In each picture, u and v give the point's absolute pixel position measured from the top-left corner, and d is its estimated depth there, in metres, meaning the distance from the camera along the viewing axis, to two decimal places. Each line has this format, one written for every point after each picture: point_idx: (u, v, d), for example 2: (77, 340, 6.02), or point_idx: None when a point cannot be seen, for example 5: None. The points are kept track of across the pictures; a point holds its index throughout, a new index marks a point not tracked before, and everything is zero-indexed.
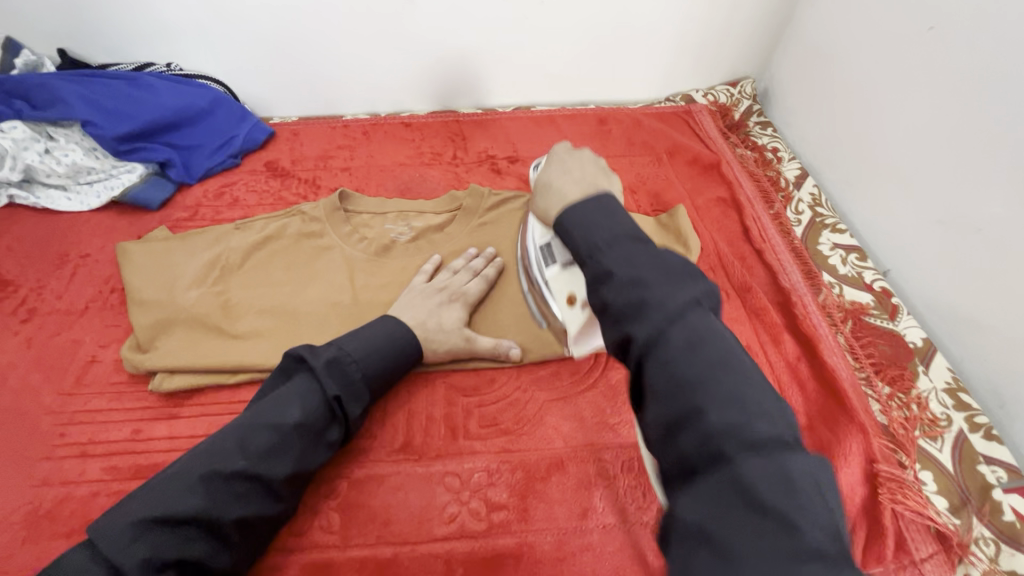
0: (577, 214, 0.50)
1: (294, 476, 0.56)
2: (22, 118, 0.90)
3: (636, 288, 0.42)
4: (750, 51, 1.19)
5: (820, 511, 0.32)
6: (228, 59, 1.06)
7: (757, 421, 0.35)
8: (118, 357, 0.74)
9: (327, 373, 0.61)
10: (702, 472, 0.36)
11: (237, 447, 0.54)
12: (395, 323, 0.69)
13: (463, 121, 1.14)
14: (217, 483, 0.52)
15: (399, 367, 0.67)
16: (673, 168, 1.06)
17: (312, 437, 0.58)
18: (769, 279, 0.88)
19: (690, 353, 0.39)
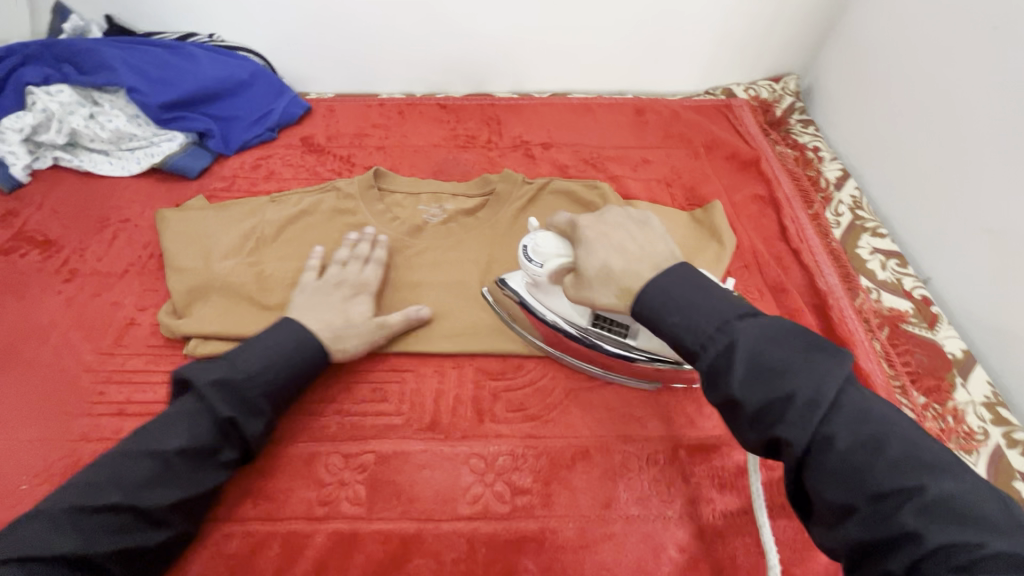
0: (665, 292, 0.51)
1: (178, 503, 0.54)
2: (69, 81, 0.91)
3: (771, 383, 0.44)
4: (796, 46, 1.16)
5: (981, 496, 0.38)
6: (269, 32, 1.06)
7: (964, 521, 0.37)
8: (155, 321, 0.76)
9: (213, 395, 0.57)
10: (893, 534, 0.38)
11: (111, 480, 0.52)
12: (292, 330, 0.65)
13: (499, 106, 1.12)
14: (84, 518, 0.50)
15: (301, 383, 0.64)
16: (710, 162, 1.04)
17: (197, 462, 0.56)
18: (806, 280, 0.86)
19: (881, 448, 0.40)
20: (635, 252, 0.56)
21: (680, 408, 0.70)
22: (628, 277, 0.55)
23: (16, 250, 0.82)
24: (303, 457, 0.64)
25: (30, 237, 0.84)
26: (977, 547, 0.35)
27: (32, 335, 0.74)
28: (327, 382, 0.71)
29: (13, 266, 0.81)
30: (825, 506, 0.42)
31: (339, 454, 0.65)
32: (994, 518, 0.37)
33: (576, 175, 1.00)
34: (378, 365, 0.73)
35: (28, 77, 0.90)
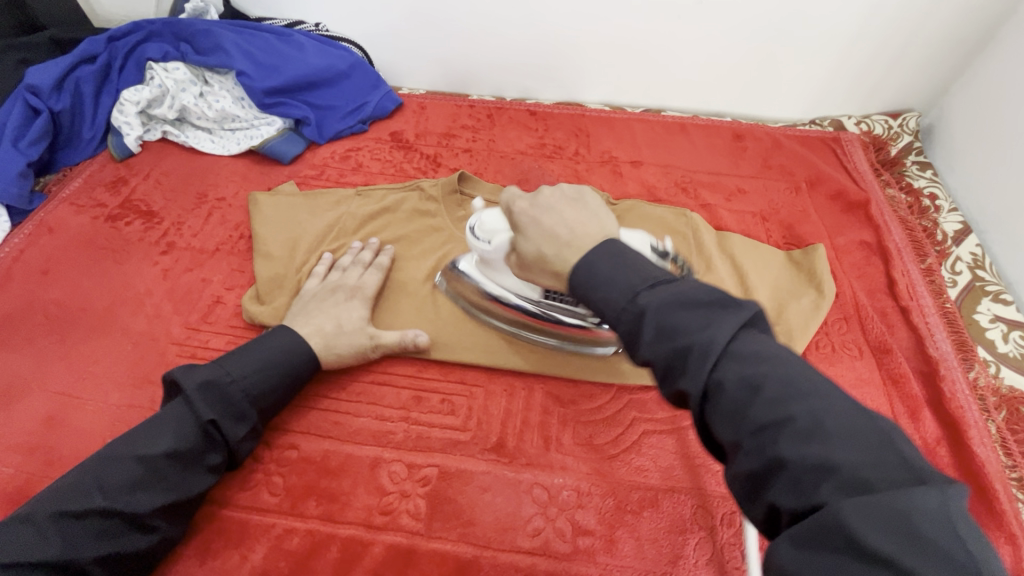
0: (591, 271, 0.45)
1: (167, 506, 0.54)
2: (185, 59, 0.95)
3: (673, 340, 0.38)
4: (921, 81, 1.06)
5: (888, 451, 0.31)
6: (373, 25, 1.07)
7: (850, 444, 0.32)
8: (239, 302, 0.78)
9: (199, 396, 0.58)
10: (784, 487, 0.33)
11: (93, 485, 0.52)
12: (285, 337, 0.65)
13: (590, 117, 1.09)
14: (68, 523, 0.50)
15: (291, 385, 0.64)
16: (812, 200, 0.97)
17: (186, 464, 0.56)
18: (913, 343, 0.78)
19: (768, 384, 0.35)
20: (569, 230, 0.51)
21: None
22: (557, 260, 0.51)
23: (122, 218, 0.87)
24: (367, 461, 0.64)
25: (135, 206, 0.89)
26: (855, 470, 0.31)
27: (128, 301, 0.77)
28: (397, 387, 0.70)
29: (118, 233, 0.85)
30: (727, 453, 0.37)
31: (402, 463, 0.64)
32: (881, 439, 0.32)
33: (666, 199, 0.96)
34: (447, 376, 0.71)
35: (149, 53, 0.95)
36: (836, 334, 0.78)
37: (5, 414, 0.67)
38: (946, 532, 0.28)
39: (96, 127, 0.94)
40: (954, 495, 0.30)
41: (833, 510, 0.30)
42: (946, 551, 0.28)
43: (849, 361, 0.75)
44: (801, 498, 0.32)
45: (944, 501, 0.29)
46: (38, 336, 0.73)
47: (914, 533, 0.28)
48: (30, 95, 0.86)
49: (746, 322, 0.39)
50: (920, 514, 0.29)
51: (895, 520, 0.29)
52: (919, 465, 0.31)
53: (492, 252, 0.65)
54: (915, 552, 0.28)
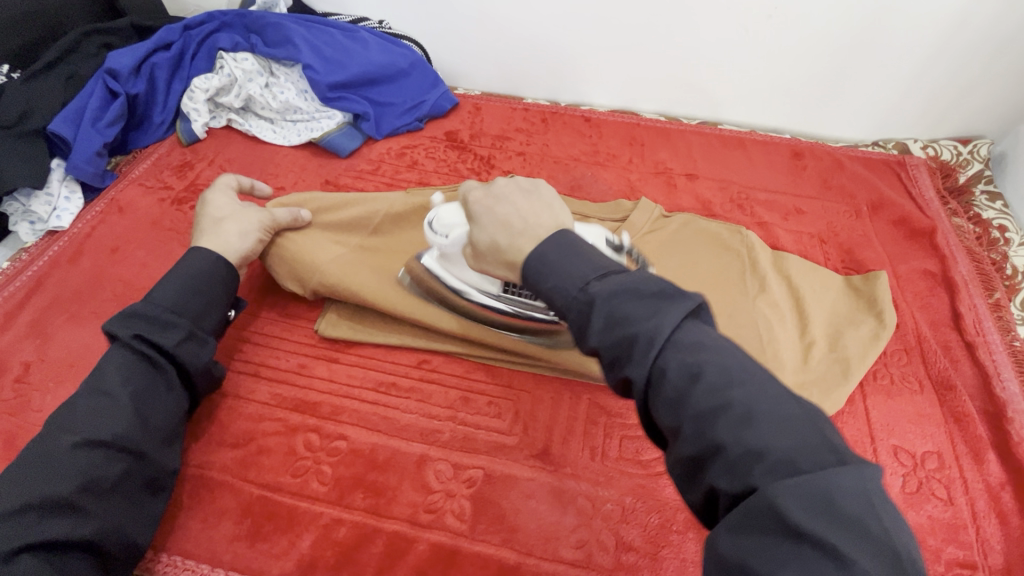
0: (542, 260, 0.45)
1: (136, 427, 0.55)
2: (255, 51, 0.98)
3: (621, 329, 0.39)
4: (996, 108, 1.01)
5: (816, 435, 0.34)
6: (435, 24, 1.08)
7: (780, 428, 0.34)
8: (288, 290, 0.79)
9: (126, 326, 0.59)
10: (721, 473, 0.34)
11: (59, 428, 0.53)
12: (205, 261, 0.65)
13: (645, 127, 1.08)
14: (45, 462, 0.51)
15: (218, 293, 0.65)
16: (873, 224, 0.94)
17: (141, 386, 0.57)
18: (978, 381, 0.75)
19: (710, 372, 0.37)
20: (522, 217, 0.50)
21: None
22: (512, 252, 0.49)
23: (187, 202, 0.90)
24: (413, 458, 0.64)
25: (200, 190, 0.91)
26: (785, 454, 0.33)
27: None
28: (445, 387, 0.71)
29: (183, 216, 0.88)
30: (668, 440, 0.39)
31: (447, 462, 0.64)
32: (810, 425, 0.34)
33: (721, 215, 0.94)
34: (495, 379, 0.71)
35: (221, 43, 0.98)
36: (896, 366, 0.75)
37: (73, 383, 0.70)
38: (864, 508, 0.31)
39: (167, 112, 0.98)
40: (871, 475, 0.32)
41: (765, 493, 0.32)
42: (866, 527, 0.31)
43: (908, 394, 0.73)
44: (738, 483, 0.34)
45: (861, 480, 0.32)
46: (106, 311, 0.76)
47: (835, 511, 0.31)
48: (110, 78, 0.90)
49: (690, 312, 0.40)
50: (846, 499, 0.31)
51: (818, 500, 0.31)
52: (845, 449, 0.34)
53: (449, 245, 0.65)
54: (846, 529, 0.31)
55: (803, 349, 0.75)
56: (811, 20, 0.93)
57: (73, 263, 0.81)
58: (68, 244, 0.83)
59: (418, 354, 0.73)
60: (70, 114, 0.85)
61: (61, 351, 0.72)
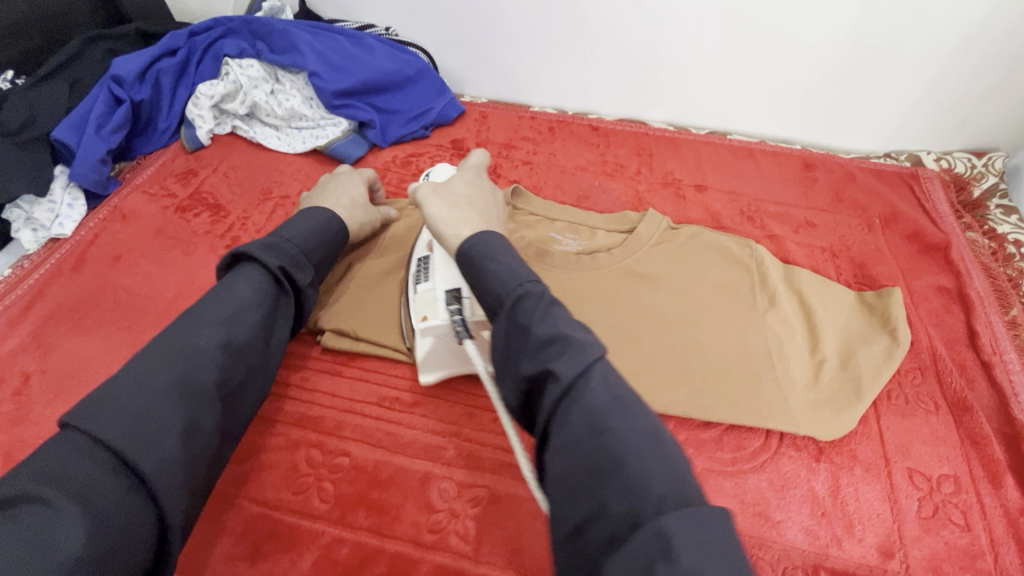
0: (485, 259, 0.52)
1: (260, 342, 0.58)
2: (260, 57, 0.97)
3: (546, 335, 0.43)
4: (1012, 120, 1.00)
5: (659, 459, 0.38)
6: (442, 32, 1.07)
7: (655, 455, 0.38)
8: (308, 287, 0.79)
9: (263, 252, 0.61)
10: (598, 475, 0.38)
11: (193, 324, 0.53)
12: (320, 215, 0.70)
13: (654, 136, 1.07)
14: (193, 356, 0.51)
15: (331, 246, 0.69)
16: (886, 238, 0.92)
17: (270, 307, 0.59)
18: (995, 401, 0.73)
19: (594, 379, 0.41)
20: (447, 205, 0.59)
21: (824, 524, 0.63)
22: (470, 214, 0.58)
23: (191, 210, 0.89)
24: (417, 475, 0.63)
25: (203, 198, 0.91)
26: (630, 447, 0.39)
27: (192, 293, 0.79)
28: (450, 401, 0.69)
29: (186, 224, 0.87)
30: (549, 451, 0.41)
31: (452, 481, 0.63)
32: (669, 457, 0.39)
33: (731, 227, 0.93)
34: None
35: (226, 49, 0.96)
36: (910, 385, 0.73)
37: (72, 396, 0.69)
38: (724, 540, 0.34)
39: (172, 118, 0.97)
40: (713, 507, 0.36)
41: (628, 487, 0.37)
42: (729, 559, 0.34)
43: (923, 415, 0.71)
44: (629, 500, 0.36)
45: (717, 514, 0.35)
46: (107, 321, 0.75)
47: (725, 549, 0.34)
48: (114, 84, 0.89)
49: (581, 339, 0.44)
50: (662, 485, 0.36)
51: (655, 501, 0.36)
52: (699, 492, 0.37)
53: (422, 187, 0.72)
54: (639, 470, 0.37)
55: (817, 363, 0.73)
56: (824, 29, 0.92)
57: (74, 272, 0.80)
58: (70, 252, 0.82)
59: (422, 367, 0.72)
60: (73, 122, 0.84)
61: (61, 361, 0.72)
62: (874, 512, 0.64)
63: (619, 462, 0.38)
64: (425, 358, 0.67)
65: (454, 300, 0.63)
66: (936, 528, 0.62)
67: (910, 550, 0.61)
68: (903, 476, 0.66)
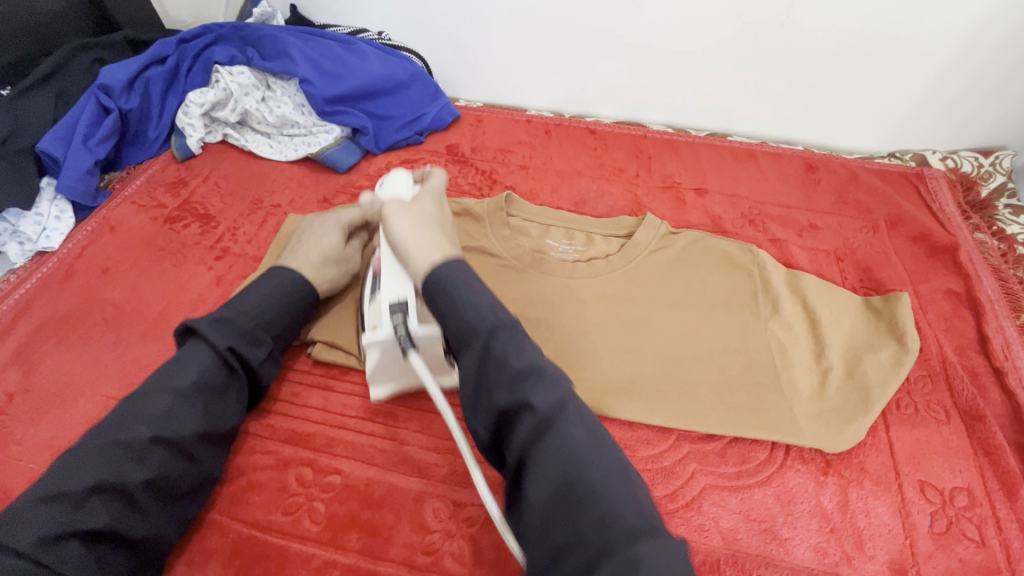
0: (458, 297, 0.48)
1: (204, 434, 0.56)
2: (250, 64, 0.95)
3: (536, 417, 0.43)
4: (1020, 118, 0.97)
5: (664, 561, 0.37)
6: (435, 36, 1.06)
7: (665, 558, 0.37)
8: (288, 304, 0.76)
9: (212, 329, 0.59)
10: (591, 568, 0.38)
11: (131, 419, 0.53)
12: (285, 272, 0.66)
13: (652, 139, 1.05)
14: (118, 453, 0.51)
15: (297, 311, 0.66)
16: (892, 241, 0.90)
17: (214, 393, 0.58)
18: (1008, 409, 0.71)
19: (569, 417, 0.43)
20: (415, 226, 0.57)
21: (833, 540, 0.60)
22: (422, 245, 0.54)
23: (181, 220, 0.87)
24: (411, 494, 0.61)
25: (193, 208, 0.89)
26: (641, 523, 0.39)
27: (181, 307, 0.77)
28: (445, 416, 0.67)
29: (175, 235, 0.85)
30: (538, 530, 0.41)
31: (447, 500, 0.61)
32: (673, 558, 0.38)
33: (732, 231, 0.90)
34: None
35: (216, 56, 0.95)
36: (920, 394, 0.71)
37: (57, 414, 0.67)
38: None
39: (161, 127, 0.95)
40: None
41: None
42: None
43: (934, 425, 0.69)
44: None
45: None
46: (93, 336, 0.74)
47: None
48: (102, 94, 0.87)
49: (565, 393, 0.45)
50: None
51: None
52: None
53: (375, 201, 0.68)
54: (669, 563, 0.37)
55: (824, 372, 0.71)
56: (825, 27, 0.90)
57: (62, 287, 0.79)
58: (57, 266, 0.81)
59: None
60: (59, 132, 0.83)
61: (45, 378, 0.70)
62: (884, 527, 0.61)
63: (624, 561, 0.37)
64: (374, 372, 0.65)
65: (398, 310, 0.59)
66: (950, 544, 0.60)
67: (923, 567, 0.59)
68: (914, 489, 0.64)
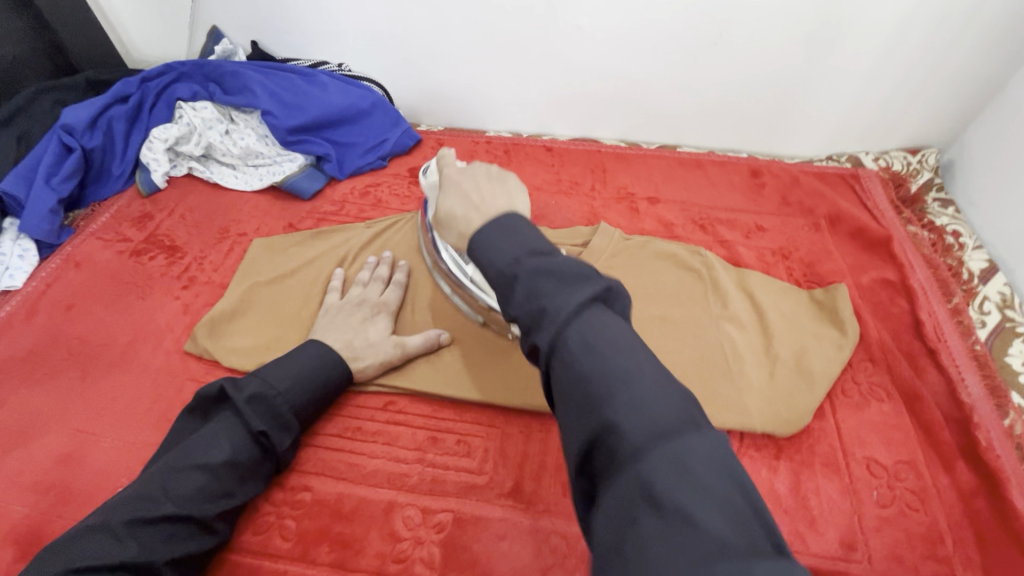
0: (485, 243, 0.45)
1: (227, 513, 0.56)
2: (213, 99, 0.98)
3: (538, 303, 0.40)
4: (939, 119, 1.05)
5: (721, 492, 0.31)
6: (393, 65, 1.10)
7: (707, 478, 0.31)
8: (208, 322, 0.77)
9: (249, 408, 0.59)
10: (614, 476, 0.33)
11: (160, 492, 0.53)
12: (320, 346, 0.68)
13: (606, 153, 1.10)
14: (142, 530, 0.50)
15: (329, 394, 0.67)
16: (832, 237, 0.96)
17: (242, 474, 0.58)
18: (943, 386, 0.76)
19: (582, 322, 0.38)
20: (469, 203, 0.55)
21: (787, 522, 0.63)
22: (463, 222, 0.54)
23: (147, 253, 0.88)
24: (381, 505, 0.63)
25: (159, 240, 0.90)
26: (656, 430, 0.33)
27: (149, 337, 0.78)
28: (412, 427, 0.69)
29: (142, 267, 0.86)
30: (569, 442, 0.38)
31: (416, 507, 0.63)
32: (720, 471, 0.32)
33: (683, 236, 0.95)
34: (463, 417, 0.70)
35: (180, 93, 0.98)
36: (863, 377, 0.76)
37: (23, 451, 0.67)
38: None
39: (126, 163, 0.97)
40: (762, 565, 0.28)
41: (643, 482, 0.32)
42: None
43: (877, 406, 0.73)
44: (619, 528, 0.32)
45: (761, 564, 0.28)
46: (59, 371, 0.74)
47: None
48: (65, 134, 0.89)
49: (603, 296, 0.40)
50: (708, 534, 0.29)
51: (678, 521, 0.30)
52: (755, 536, 0.30)
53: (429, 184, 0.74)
54: (693, 489, 0.31)
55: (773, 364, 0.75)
56: (756, 41, 0.97)
57: (27, 323, 0.79)
58: (21, 303, 0.81)
59: (387, 395, 0.72)
60: (22, 172, 0.85)
61: (10, 416, 0.70)
62: (835, 507, 0.64)
63: (650, 488, 0.31)
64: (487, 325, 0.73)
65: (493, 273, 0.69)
66: (895, 515, 0.64)
67: (871, 539, 0.62)
68: (860, 467, 0.68)
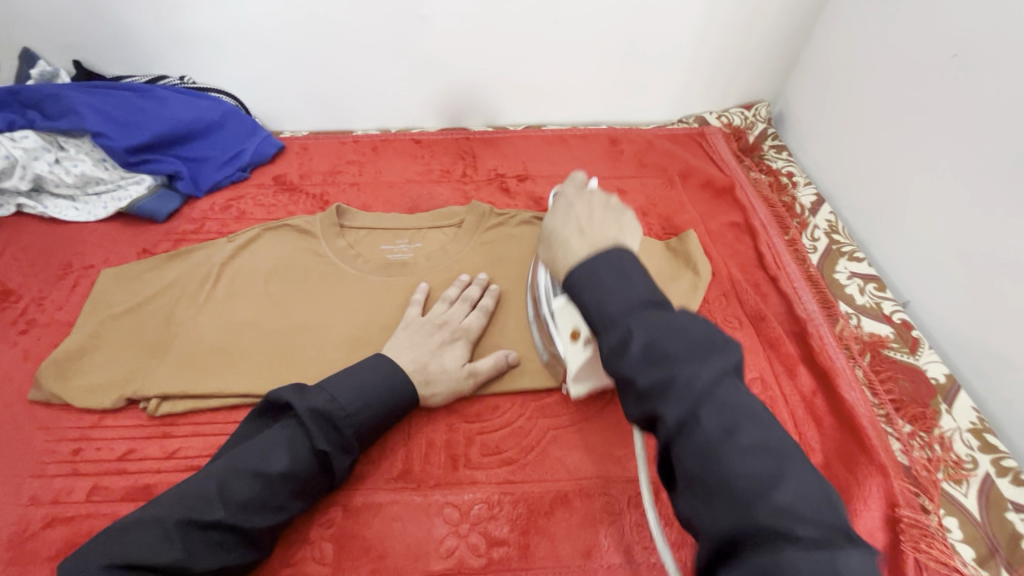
0: (590, 268, 0.46)
1: (274, 527, 0.55)
2: (33, 127, 0.89)
3: (660, 365, 0.39)
4: (764, 76, 1.18)
5: (819, 497, 0.34)
6: (242, 73, 1.06)
7: (808, 491, 0.34)
8: (53, 360, 0.71)
9: (316, 423, 0.58)
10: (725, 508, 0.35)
11: (216, 494, 0.52)
12: (391, 366, 0.65)
13: (473, 139, 1.13)
14: (193, 532, 0.50)
15: (396, 415, 0.64)
16: (685, 190, 1.04)
17: (297, 487, 0.56)
18: (785, 307, 0.86)
19: (693, 374, 0.38)
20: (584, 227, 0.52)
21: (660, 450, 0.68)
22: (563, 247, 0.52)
23: None
24: None
25: None
26: (823, 537, 0.32)
27: None
28: None
29: None
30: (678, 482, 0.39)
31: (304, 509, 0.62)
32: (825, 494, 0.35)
33: None
34: None
35: None
36: (717, 310, 0.84)
37: None
38: None
39: None
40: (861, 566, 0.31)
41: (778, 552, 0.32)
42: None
43: (731, 333, 0.81)
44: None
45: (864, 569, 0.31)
46: None
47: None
48: None
49: (735, 368, 0.39)
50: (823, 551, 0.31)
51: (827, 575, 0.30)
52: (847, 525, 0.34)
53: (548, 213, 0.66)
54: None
55: None
56: (591, 19, 1.03)
57: None
58: None
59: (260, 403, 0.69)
60: None
61: None
62: None
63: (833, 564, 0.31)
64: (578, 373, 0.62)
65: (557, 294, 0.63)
66: None
67: None
68: None
